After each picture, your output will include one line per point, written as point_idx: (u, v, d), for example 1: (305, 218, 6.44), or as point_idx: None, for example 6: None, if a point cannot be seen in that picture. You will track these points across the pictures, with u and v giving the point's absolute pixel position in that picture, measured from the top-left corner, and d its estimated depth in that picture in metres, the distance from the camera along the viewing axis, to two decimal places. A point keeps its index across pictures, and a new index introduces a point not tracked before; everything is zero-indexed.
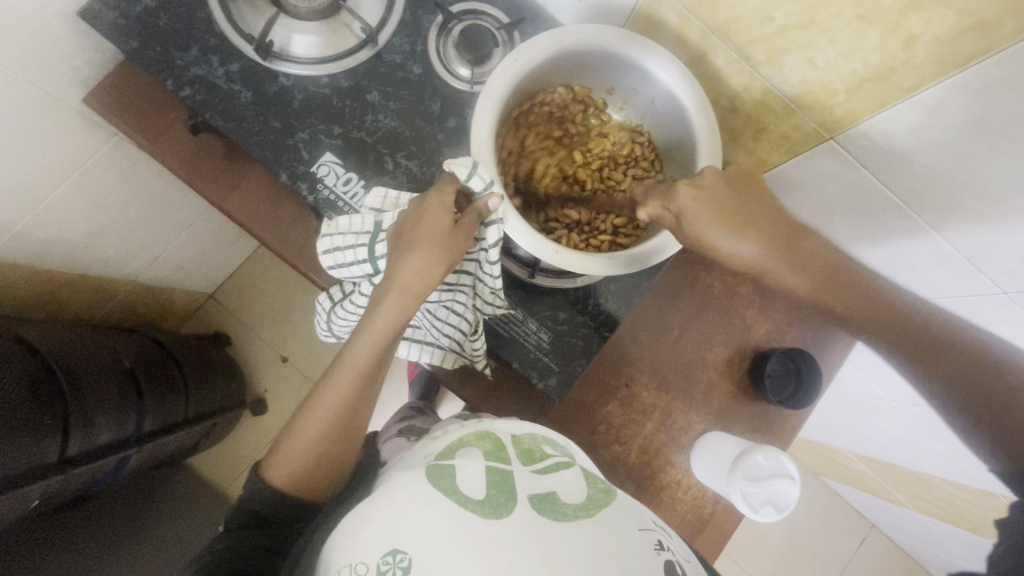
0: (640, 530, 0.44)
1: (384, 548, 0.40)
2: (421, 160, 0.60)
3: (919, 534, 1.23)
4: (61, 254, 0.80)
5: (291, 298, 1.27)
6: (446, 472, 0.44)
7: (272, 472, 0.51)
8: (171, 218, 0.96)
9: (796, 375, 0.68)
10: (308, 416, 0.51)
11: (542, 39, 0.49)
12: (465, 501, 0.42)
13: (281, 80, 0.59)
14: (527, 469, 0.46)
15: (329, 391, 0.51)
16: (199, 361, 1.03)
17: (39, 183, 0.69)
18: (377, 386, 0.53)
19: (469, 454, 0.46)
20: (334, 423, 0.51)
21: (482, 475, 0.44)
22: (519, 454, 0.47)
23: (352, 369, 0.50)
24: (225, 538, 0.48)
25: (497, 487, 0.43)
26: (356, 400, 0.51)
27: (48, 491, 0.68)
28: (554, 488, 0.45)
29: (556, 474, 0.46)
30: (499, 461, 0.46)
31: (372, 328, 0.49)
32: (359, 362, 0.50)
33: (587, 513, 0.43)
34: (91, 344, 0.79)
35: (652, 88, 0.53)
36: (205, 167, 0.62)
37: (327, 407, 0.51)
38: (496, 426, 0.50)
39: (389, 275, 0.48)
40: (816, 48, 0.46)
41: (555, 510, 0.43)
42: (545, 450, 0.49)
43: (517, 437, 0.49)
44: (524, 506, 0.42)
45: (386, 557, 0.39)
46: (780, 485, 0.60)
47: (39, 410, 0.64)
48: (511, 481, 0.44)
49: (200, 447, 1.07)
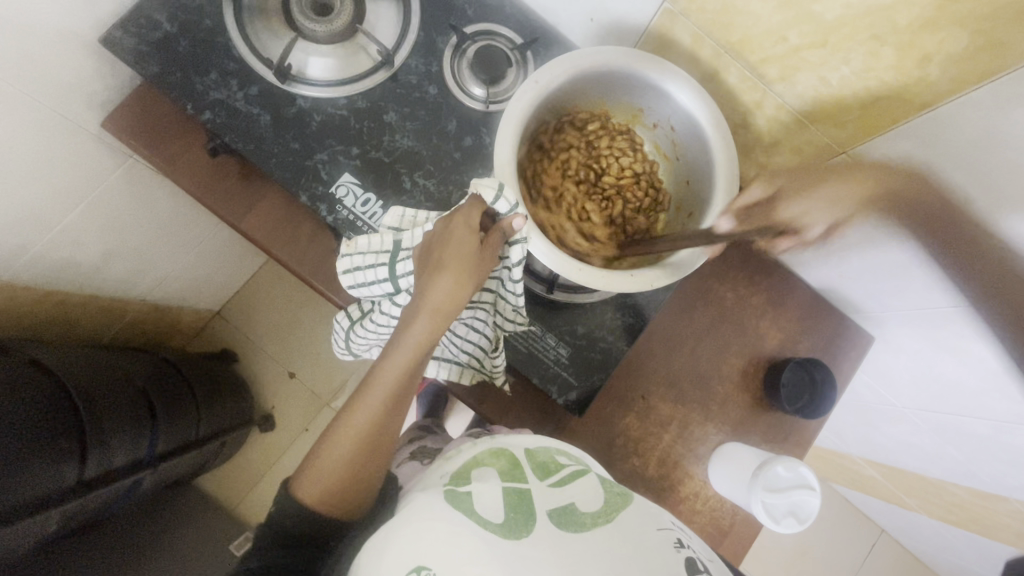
0: (658, 529, 0.45)
1: (406, 566, 0.39)
2: (438, 179, 0.60)
3: (930, 539, 1.23)
4: (75, 274, 0.80)
5: (298, 313, 1.28)
6: (462, 494, 0.44)
7: (302, 491, 0.51)
8: (180, 236, 0.96)
9: (809, 383, 0.68)
10: (334, 439, 0.51)
11: (561, 61, 0.50)
12: (485, 522, 0.41)
13: (298, 102, 0.60)
14: (544, 484, 0.46)
15: (357, 409, 0.51)
16: (207, 380, 1.03)
17: (54, 206, 0.69)
18: (405, 405, 0.53)
19: (485, 476, 0.46)
20: (363, 440, 0.51)
21: (501, 496, 0.44)
22: (535, 469, 0.48)
23: (379, 387, 0.51)
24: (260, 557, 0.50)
25: (515, 508, 0.43)
26: (382, 418, 0.51)
27: (65, 515, 0.68)
28: (571, 500, 0.45)
29: (573, 485, 0.47)
30: (516, 481, 0.46)
31: (399, 346, 0.50)
32: (383, 386, 0.51)
33: (607, 518, 0.44)
34: (103, 366, 0.79)
35: (668, 107, 0.55)
36: (222, 188, 0.62)
37: (356, 425, 0.51)
38: (509, 444, 0.51)
39: (417, 295, 0.48)
40: (829, 66, 0.47)
41: (574, 523, 0.43)
42: (559, 461, 0.49)
43: (531, 452, 0.50)
44: (545, 522, 0.42)
45: (411, 574, 0.38)
46: (800, 496, 0.60)
47: (56, 433, 0.64)
48: (529, 498, 0.44)
49: (208, 467, 1.07)
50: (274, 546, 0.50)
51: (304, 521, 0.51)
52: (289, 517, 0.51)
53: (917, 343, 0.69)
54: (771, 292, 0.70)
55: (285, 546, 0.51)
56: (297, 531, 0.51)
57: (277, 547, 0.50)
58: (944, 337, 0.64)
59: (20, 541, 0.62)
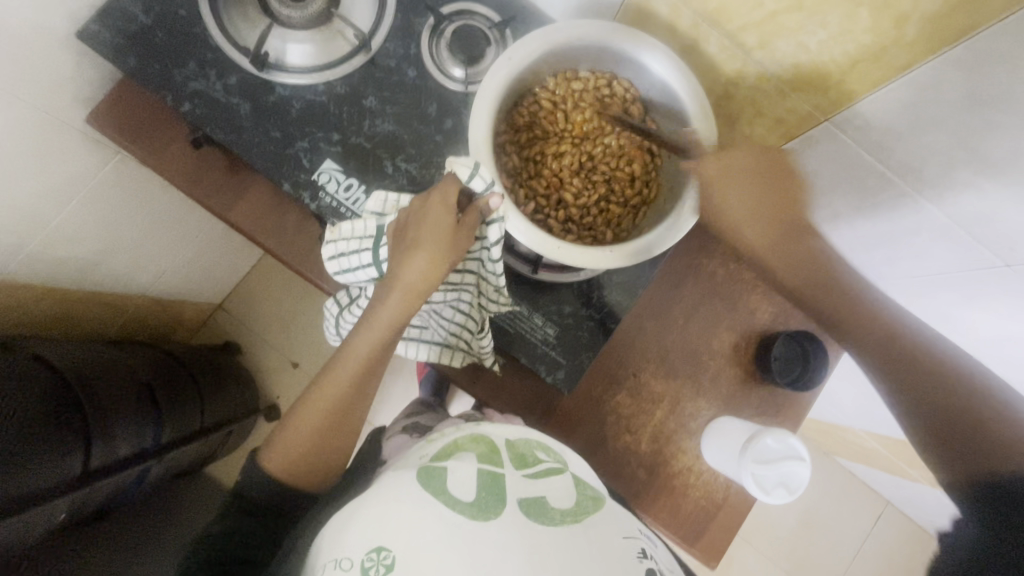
0: (624, 538, 0.45)
1: (368, 545, 0.40)
2: (420, 162, 0.60)
3: (935, 510, 1.23)
4: (72, 271, 0.81)
5: (298, 303, 1.28)
6: (436, 472, 0.45)
7: (271, 462, 0.53)
8: (176, 231, 0.97)
9: (803, 356, 0.68)
10: (301, 413, 0.53)
11: (534, 37, 0.50)
12: (454, 502, 0.42)
13: (277, 90, 0.60)
14: (520, 473, 0.47)
15: (329, 383, 0.52)
16: (211, 371, 1.05)
17: (47, 204, 0.70)
18: (375, 381, 0.55)
19: (462, 457, 0.47)
20: (334, 414, 0.53)
21: (473, 477, 0.45)
22: (512, 458, 0.48)
23: (351, 363, 0.52)
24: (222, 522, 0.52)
25: (487, 489, 0.44)
26: (354, 393, 0.53)
27: (73, 504, 0.70)
28: (544, 492, 0.45)
29: (547, 480, 0.47)
30: (492, 464, 0.47)
31: (372, 325, 0.50)
32: (354, 363, 0.52)
33: (574, 519, 0.44)
34: (105, 360, 0.81)
35: (646, 80, 0.54)
36: (206, 179, 0.62)
37: (326, 402, 0.52)
38: (491, 431, 0.51)
39: (391, 274, 0.49)
40: (807, 31, 0.46)
41: (545, 514, 0.43)
42: (538, 456, 0.50)
43: (511, 442, 0.50)
44: (514, 509, 0.43)
45: (370, 553, 0.40)
46: (790, 466, 0.61)
47: (60, 426, 0.66)
48: (502, 484, 0.45)
49: (216, 456, 1.09)
50: (238, 513, 0.52)
51: (272, 490, 0.53)
52: (257, 486, 0.53)
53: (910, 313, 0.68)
54: None
55: (249, 513, 0.53)
56: (263, 500, 0.53)
57: (241, 514, 0.52)
58: (935, 307, 0.64)
59: (30, 529, 0.64)
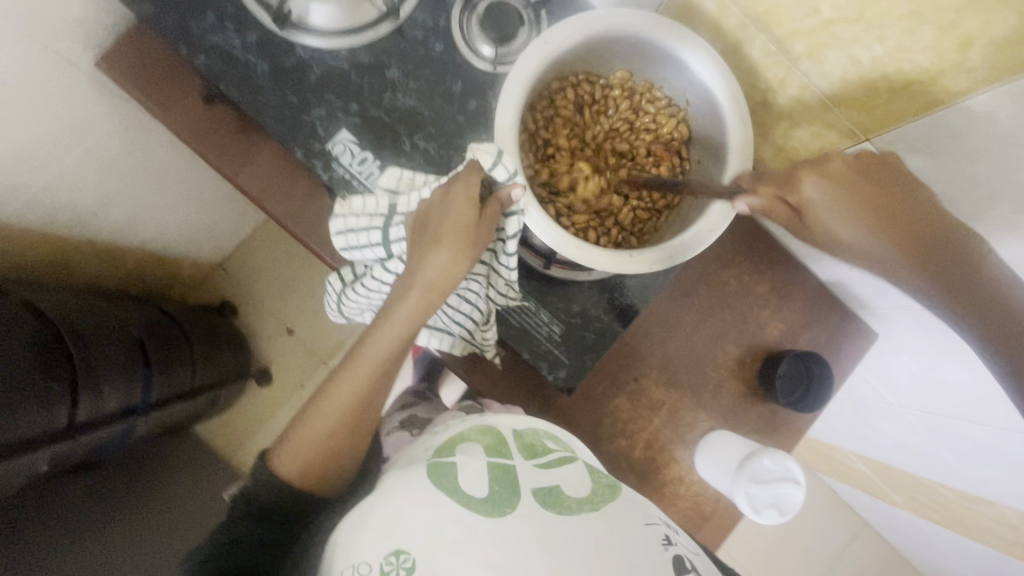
0: (646, 524, 0.45)
1: (386, 549, 0.41)
2: (439, 142, 0.58)
3: (912, 535, 1.24)
4: (72, 219, 0.79)
5: (298, 270, 1.27)
6: (447, 468, 0.45)
7: (282, 466, 0.52)
8: (180, 186, 0.94)
9: (807, 377, 0.66)
10: (314, 417, 0.52)
11: (573, 22, 0.48)
12: (468, 500, 0.43)
13: (297, 52, 0.57)
14: (529, 463, 0.48)
15: (344, 380, 0.52)
16: (205, 332, 1.04)
17: (49, 147, 0.68)
18: (390, 377, 0.54)
19: (470, 450, 0.47)
20: (348, 410, 0.52)
21: (483, 471, 0.46)
22: (521, 449, 0.49)
23: (367, 357, 0.51)
24: (231, 528, 0.50)
25: (499, 483, 0.45)
26: (368, 386, 0.52)
27: (58, 457, 0.68)
28: (557, 482, 0.46)
29: (559, 469, 0.48)
30: (500, 456, 0.48)
31: (390, 324, 0.50)
32: (376, 362, 0.51)
33: (592, 506, 0.45)
34: (97, 312, 0.79)
35: (685, 80, 0.52)
36: (217, 139, 0.60)
37: (342, 398, 0.52)
38: (498, 421, 0.52)
39: (409, 268, 0.48)
40: (862, 44, 0.44)
41: (560, 503, 0.45)
42: (546, 445, 0.51)
43: (519, 433, 0.51)
44: (527, 500, 0.44)
45: (389, 557, 0.41)
46: (784, 489, 0.60)
47: (49, 375, 0.65)
48: (513, 476, 0.46)
49: (205, 415, 1.08)
50: (246, 517, 0.51)
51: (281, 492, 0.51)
52: (265, 488, 0.51)
53: (923, 343, 0.68)
54: (777, 281, 0.68)
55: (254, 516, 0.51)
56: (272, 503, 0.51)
57: (247, 516, 0.51)
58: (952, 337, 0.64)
59: (11, 480, 0.63)
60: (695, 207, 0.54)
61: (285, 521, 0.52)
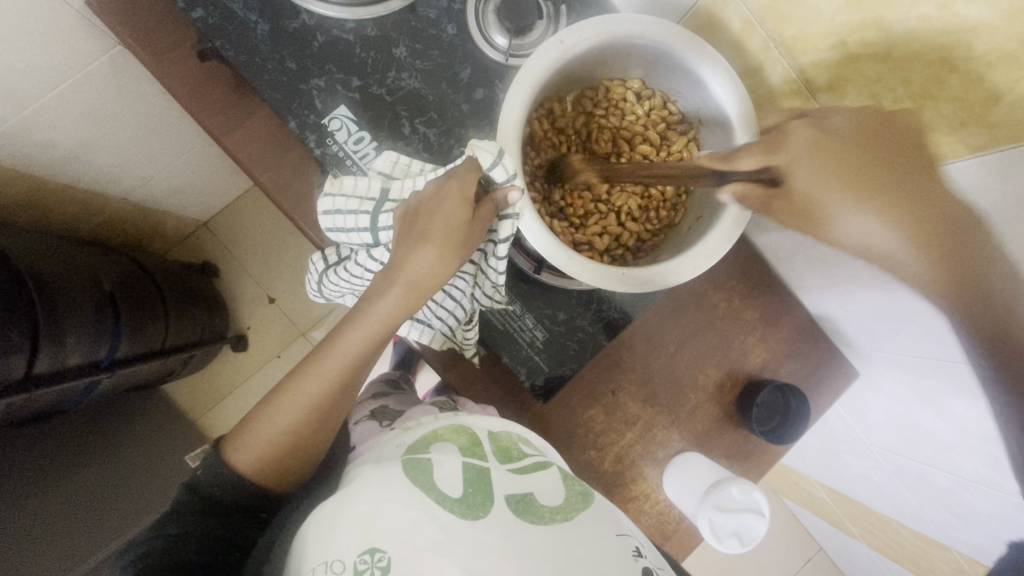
0: (617, 535, 0.45)
1: (361, 546, 0.40)
2: (440, 130, 0.56)
3: (863, 565, 1.26)
4: (47, 160, 0.76)
5: (284, 237, 1.24)
6: (422, 466, 0.45)
7: (237, 459, 0.50)
8: (168, 139, 0.91)
9: (783, 410, 0.66)
10: (271, 415, 0.50)
11: (594, 23, 0.46)
12: (444, 500, 0.43)
13: (302, 17, 0.54)
14: (504, 468, 0.47)
15: (312, 377, 0.50)
16: (183, 291, 1.00)
17: (29, 83, 0.64)
18: (366, 371, 0.52)
19: (445, 449, 0.47)
20: (314, 405, 0.50)
21: (459, 471, 0.45)
22: (496, 452, 0.48)
23: (339, 351, 0.49)
24: (179, 524, 0.47)
25: (474, 485, 0.45)
26: (337, 376, 0.50)
27: (8, 407, 0.66)
28: (531, 489, 0.46)
29: (534, 475, 0.48)
30: (475, 457, 0.47)
31: (369, 314, 0.48)
32: (349, 360, 0.49)
33: (563, 517, 0.45)
34: (67, 260, 0.76)
35: (700, 97, 0.51)
36: (207, 97, 0.57)
37: (304, 394, 0.50)
38: (473, 421, 0.51)
39: (394, 264, 0.47)
40: (883, 84, 0.43)
41: (533, 512, 0.44)
42: (523, 450, 0.50)
43: (495, 434, 0.50)
44: (502, 508, 0.44)
45: (363, 555, 0.40)
46: (748, 520, 0.60)
47: (8, 323, 0.62)
48: (487, 478, 0.46)
49: (174, 375, 1.05)
50: (196, 513, 0.49)
51: (235, 489, 0.50)
52: (220, 485, 0.50)
53: (901, 388, 0.66)
54: (766, 309, 0.67)
55: (207, 514, 0.49)
56: (228, 501, 0.50)
57: (200, 515, 0.49)
58: (928, 389, 0.62)
59: None
60: (694, 230, 0.53)
61: (243, 520, 0.51)
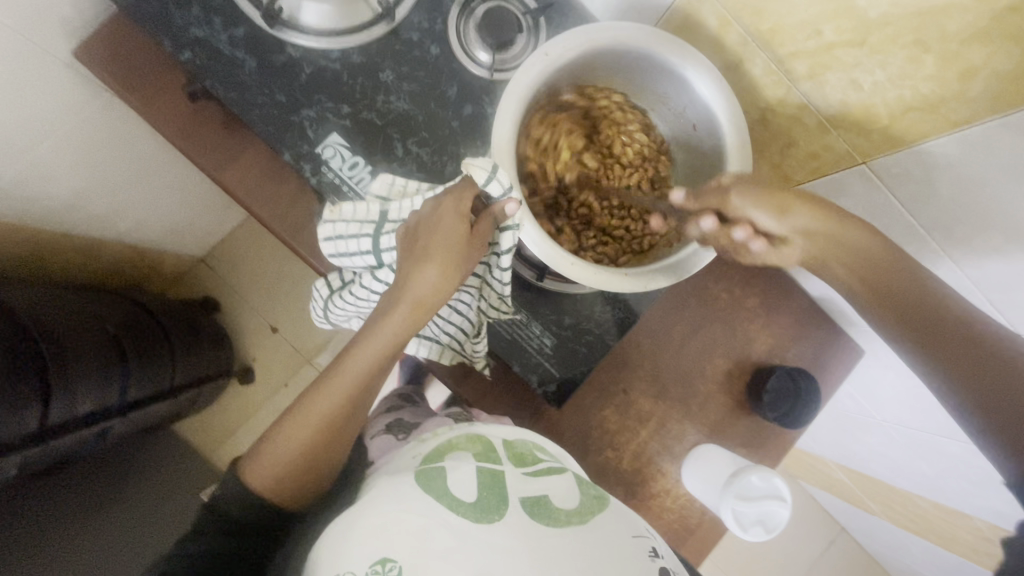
0: (633, 537, 0.45)
1: (372, 556, 0.40)
2: (433, 148, 0.57)
3: (886, 541, 1.26)
4: (44, 211, 0.76)
5: (283, 266, 1.24)
6: (435, 474, 0.45)
7: (252, 480, 0.50)
8: (161, 179, 0.91)
9: (795, 394, 0.66)
10: (282, 435, 0.50)
11: (576, 35, 0.47)
12: (457, 508, 0.43)
13: (288, 51, 0.55)
14: (519, 471, 0.48)
15: (320, 394, 0.50)
16: (186, 328, 1.00)
17: (23, 138, 0.65)
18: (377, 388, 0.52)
19: (460, 457, 0.47)
20: (324, 426, 0.50)
21: (473, 478, 0.45)
22: (511, 456, 0.49)
23: (346, 372, 0.49)
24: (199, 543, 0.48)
25: (489, 490, 0.45)
26: (351, 397, 0.50)
27: (27, 460, 0.66)
28: (546, 491, 0.46)
29: (549, 478, 0.48)
30: (490, 462, 0.47)
31: (379, 336, 0.49)
32: (354, 374, 0.50)
33: (580, 518, 0.45)
34: (71, 308, 0.77)
35: (686, 96, 0.51)
36: (200, 136, 0.58)
37: (316, 413, 0.50)
38: (487, 430, 0.52)
39: (398, 285, 0.47)
40: (863, 68, 0.44)
41: (549, 514, 0.44)
42: (536, 455, 0.51)
43: (509, 442, 0.51)
44: (516, 509, 0.43)
45: (375, 565, 0.40)
46: (770, 506, 0.61)
47: (18, 377, 0.62)
48: (502, 483, 0.46)
49: (182, 415, 1.05)
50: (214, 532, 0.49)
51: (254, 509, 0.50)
52: (238, 505, 0.50)
53: None
54: (767, 296, 0.68)
55: (232, 534, 0.50)
56: (249, 520, 0.50)
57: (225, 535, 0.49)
58: None
59: None
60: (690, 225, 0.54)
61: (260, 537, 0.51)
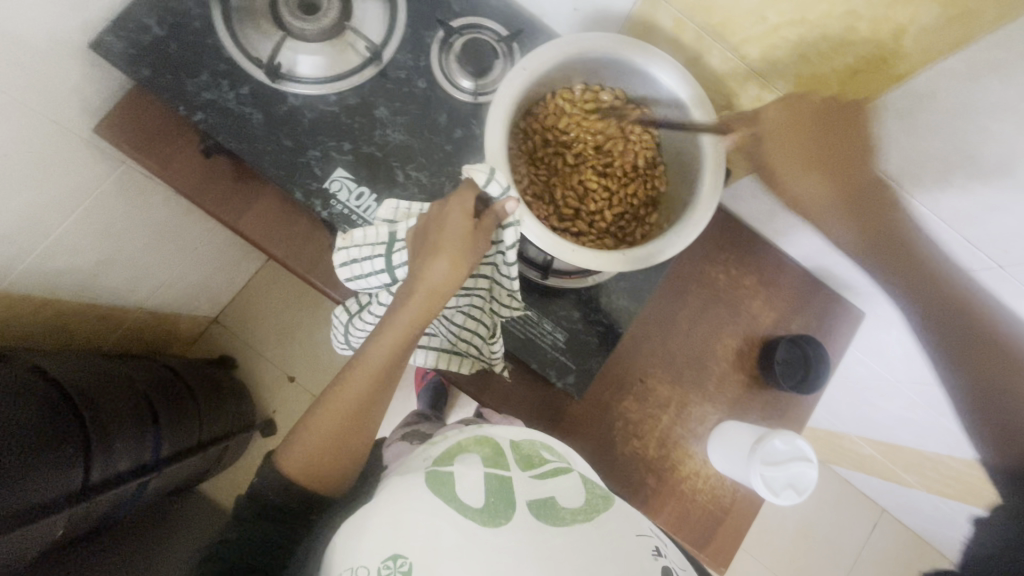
0: (638, 535, 0.47)
1: (384, 553, 0.42)
2: (430, 171, 0.61)
3: (929, 514, 1.24)
4: (71, 284, 0.81)
5: (296, 316, 1.28)
6: (446, 478, 0.46)
7: (286, 468, 0.53)
8: (175, 245, 0.96)
9: (804, 361, 0.69)
10: (308, 433, 0.53)
11: (551, 48, 0.52)
12: (466, 509, 0.44)
13: (289, 100, 0.61)
14: (526, 474, 0.49)
15: (344, 401, 0.52)
16: (210, 386, 1.03)
17: (52, 213, 0.70)
18: (388, 394, 0.55)
19: (468, 461, 0.48)
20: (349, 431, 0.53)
21: (481, 483, 0.46)
22: (518, 459, 0.50)
23: (367, 381, 0.52)
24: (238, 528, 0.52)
25: (496, 495, 0.45)
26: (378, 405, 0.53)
27: (72, 517, 0.69)
28: (552, 494, 0.47)
29: (554, 480, 0.49)
30: (498, 467, 0.48)
31: (402, 344, 0.52)
32: (369, 379, 0.52)
33: (586, 518, 0.46)
34: (104, 372, 0.80)
35: (655, 93, 0.57)
36: (215, 188, 0.62)
37: (347, 420, 0.53)
38: (496, 431, 0.53)
39: (413, 278, 0.50)
40: (808, 42, 0.49)
41: (554, 515, 0.45)
42: (543, 456, 0.52)
43: (517, 443, 0.52)
44: (523, 512, 0.45)
45: (387, 561, 0.41)
46: (798, 467, 0.62)
47: (61, 437, 0.65)
48: (510, 486, 0.47)
49: (211, 473, 1.07)
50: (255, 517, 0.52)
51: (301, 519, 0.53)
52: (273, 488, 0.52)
53: None
54: (763, 272, 0.71)
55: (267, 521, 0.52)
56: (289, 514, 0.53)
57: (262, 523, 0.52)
58: None
59: (26, 542, 0.63)
60: (680, 206, 0.57)
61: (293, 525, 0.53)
